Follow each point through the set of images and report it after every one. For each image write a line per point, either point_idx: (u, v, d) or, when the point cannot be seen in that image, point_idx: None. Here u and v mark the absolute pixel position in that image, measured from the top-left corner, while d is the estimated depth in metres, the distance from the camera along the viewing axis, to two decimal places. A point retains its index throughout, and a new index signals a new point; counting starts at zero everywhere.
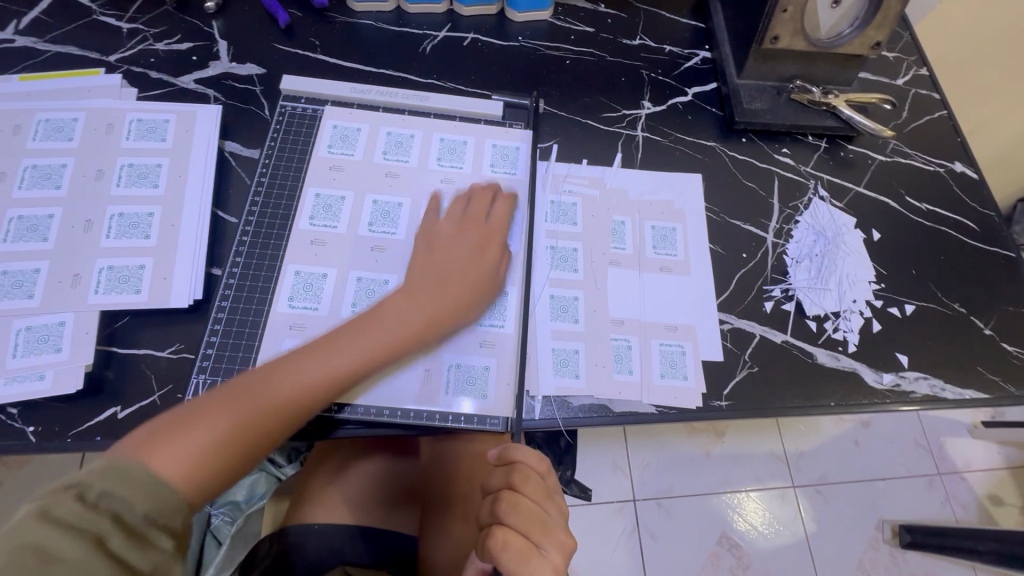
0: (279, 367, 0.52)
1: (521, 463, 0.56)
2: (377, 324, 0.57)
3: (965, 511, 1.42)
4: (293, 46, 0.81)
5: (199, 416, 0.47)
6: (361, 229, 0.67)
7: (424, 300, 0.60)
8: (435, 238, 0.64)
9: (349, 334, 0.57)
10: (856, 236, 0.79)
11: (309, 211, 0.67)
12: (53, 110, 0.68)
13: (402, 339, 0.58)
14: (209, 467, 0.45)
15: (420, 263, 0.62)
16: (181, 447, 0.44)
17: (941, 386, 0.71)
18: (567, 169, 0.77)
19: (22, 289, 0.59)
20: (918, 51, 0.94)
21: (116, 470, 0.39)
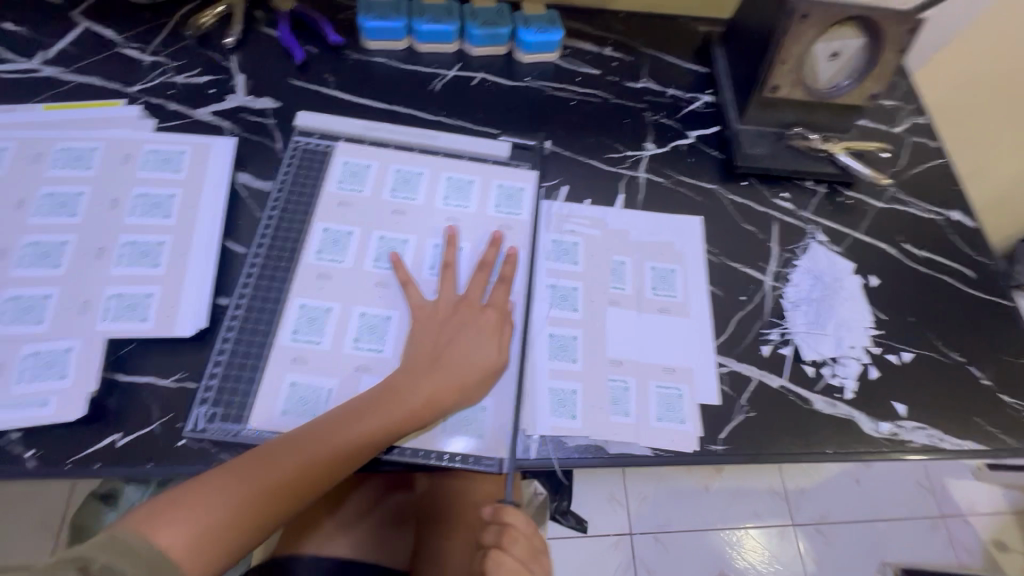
0: (281, 448, 0.55)
1: (513, 526, 0.59)
2: (379, 406, 0.58)
3: (969, 556, 1.39)
4: (308, 81, 0.84)
5: (200, 496, 0.50)
6: (367, 265, 0.69)
7: (424, 381, 0.60)
8: (437, 306, 0.65)
9: (351, 415, 0.57)
10: (854, 281, 0.79)
11: (316, 245, 0.69)
12: (74, 139, 0.71)
13: (401, 422, 0.58)
14: (205, 548, 0.49)
15: (422, 334, 0.64)
16: (181, 526, 0.48)
17: (939, 436, 0.71)
18: (570, 208, 0.78)
19: (32, 314, 0.60)
20: (915, 100, 0.96)
21: (119, 544, 0.45)
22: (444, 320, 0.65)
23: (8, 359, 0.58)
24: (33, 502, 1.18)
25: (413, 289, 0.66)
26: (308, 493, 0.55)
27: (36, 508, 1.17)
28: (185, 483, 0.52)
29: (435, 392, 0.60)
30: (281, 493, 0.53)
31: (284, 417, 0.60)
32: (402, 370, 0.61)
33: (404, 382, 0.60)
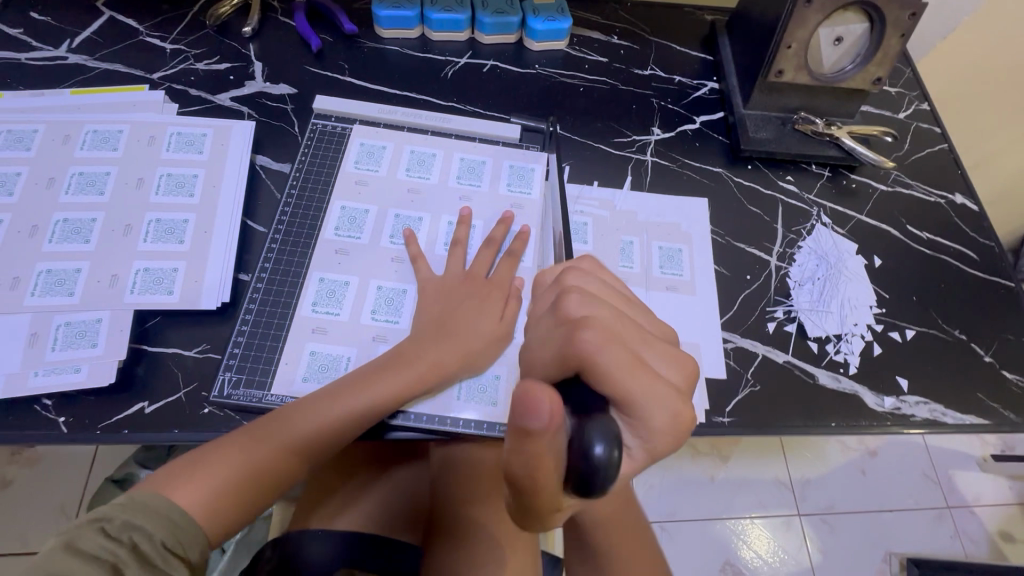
0: (295, 412, 0.57)
1: (566, 282, 0.52)
2: (388, 371, 0.60)
3: (975, 547, 1.39)
4: (324, 68, 0.86)
5: (217, 457, 0.53)
6: (383, 242, 0.71)
7: (432, 348, 0.62)
8: (445, 280, 0.68)
9: (362, 379, 0.59)
10: (858, 261, 0.81)
11: (334, 223, 0.71)
12: (101, 122, 0.73)
13: (412, 387, 0.60)
14: (222, 506, 0.51)
15: (430, 304, 0.66)
16: (199, 485, 0.51)
17: (941, 411, 0.72)
18: (580, 190, 0.81)
19: (64, 286, 0.63)
20: (919, 86, 0.98)
21: (134, 504, 0.46)
22: (451, 293, 0.67)
23: (41, 328, 0.61)
24: (51, 486, 1.21)
25: (422, 264, 0.69)
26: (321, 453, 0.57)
27: (54, 492, 1.20)
28: (203, 445, 0.54)
29: (442, 358, 0.62)
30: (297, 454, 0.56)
31: (304, 384, 0.62)
32: (410, 339, 0.63)
33: (412, 349, 0.62)
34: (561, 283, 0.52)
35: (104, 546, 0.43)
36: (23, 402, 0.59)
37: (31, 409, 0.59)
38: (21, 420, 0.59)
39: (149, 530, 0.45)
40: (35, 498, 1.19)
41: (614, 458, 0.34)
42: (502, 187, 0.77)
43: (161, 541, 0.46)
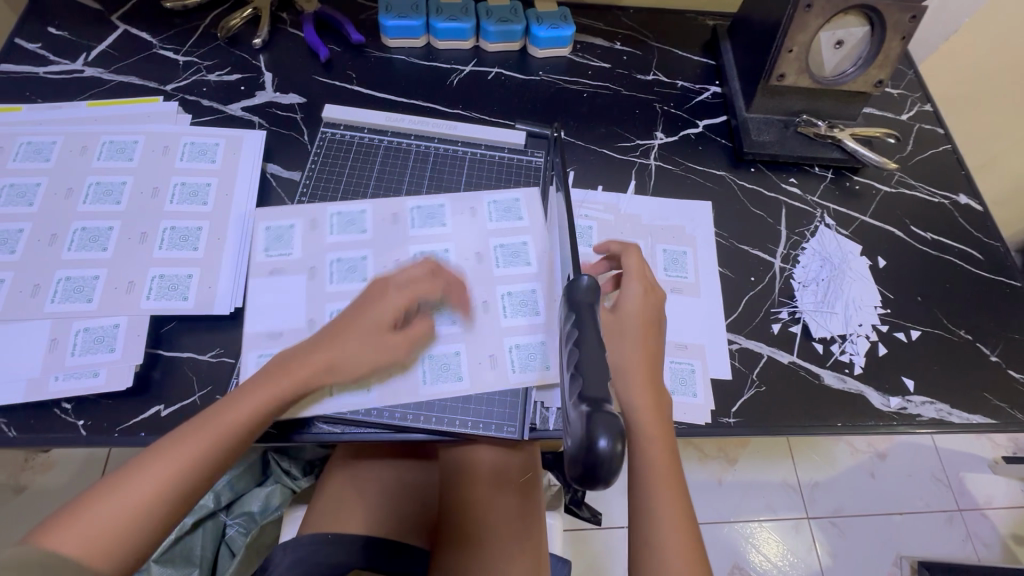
0: (229, 400, 0.54)
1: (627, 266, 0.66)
2: (276, 375, 0.56)
3: (987, 550, 1.38)
4: (332, 78, 0.88)
5: (100, 494, 0.48)
6: (327, 238, 0.72)
7: (370, 321, 0.60)
8: (368, 282, 0.66)
9: (253, 387, 0.55)
10: (862, 262, 0.81)
11: (264, 244, 0.70)
12: (117, 133, 0.75)
13: (350, 357, 0.59)
14: (106, 548, 0.46)
15: (342, 306, 0.63)
16: (82, 526, 0.46)
17: (947, 411, 0.72)
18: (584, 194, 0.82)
19: (82, 293, 0.64)
20: (921, 88, 0.98)
21: (8, 557, 0.44)
22: (361, 293, 0.64)
23: (60, 334, 0.62)
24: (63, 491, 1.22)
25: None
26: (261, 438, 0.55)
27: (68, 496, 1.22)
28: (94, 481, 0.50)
29: (333, 357, 0.58)
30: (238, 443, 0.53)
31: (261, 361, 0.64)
32: (308, 338, 0.60)
33: (346, 322, 0.60)
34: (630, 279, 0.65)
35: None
36: (43, 406, 0.61)
37: (51, 412, 0.61)
38: (41, 423, 0.60)
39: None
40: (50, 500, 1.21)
41: (619, 451, 0.38)
42: (494, 195, 0.78)
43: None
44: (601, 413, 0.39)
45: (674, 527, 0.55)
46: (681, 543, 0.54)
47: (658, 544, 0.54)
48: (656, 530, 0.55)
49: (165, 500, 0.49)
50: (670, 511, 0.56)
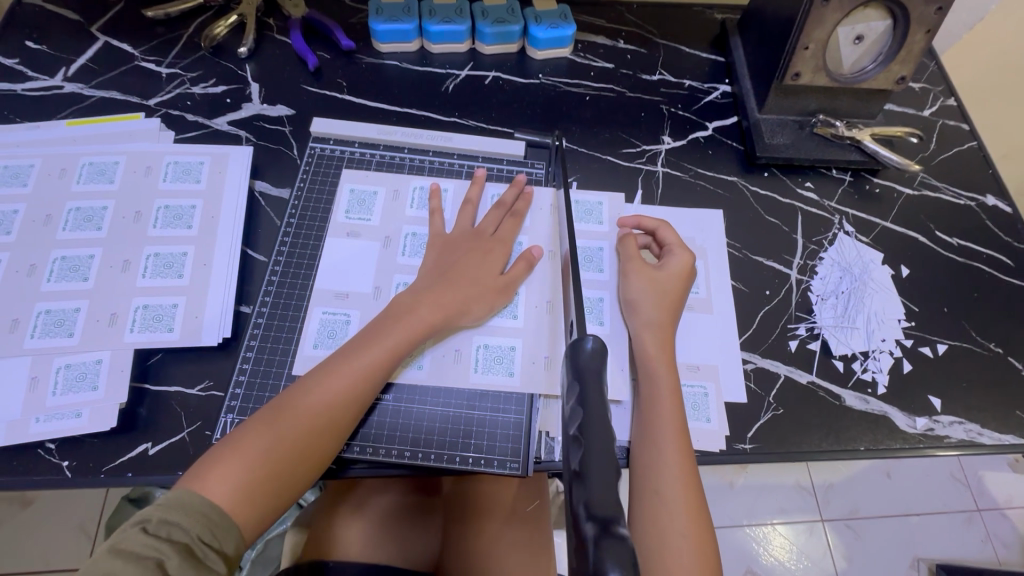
0: (313, 379, 0.56)
1: (670, 262, 0.68)
2: (385, 329, 0.60)
3: (1008, 551, 1.30)
4: (321, 87, 0.84)
5: (239, 447, 0.52)
6: (405, 210, 0.73)
7: (435, 292, 0.62)
8: (454, 235, 0.69)
9: (365, 341, 0.59)
10: (884, 272, 0.77)
11: (345, 205, 0.73)
12: (97, 153, 0.72)
13: (420, 331, 0.60)
14: (251, 500, 0.50)
15: (433, 259, 0.67)
16: (229, 476, 0.50)
17: (978, 431, 0.68)
18: (591, 203, 0.77)
19: (64, 327, 0.62)
20: (944, 81, 0.93)
21: (172, 502, 0.47)
22: (455, 245, 0.68)
23: (41, 371, 0.60)
24: (64, 508, 1.20)
25: (438, 218, 0.71)
26: (351, 414, 0.57)
27: (68, 512, 1.20)
28: (226, 437, 0.53)
29: (441, 306, 0.62)
30: (327, 419, 0.55)
31: (315, 350, 0.64)
32: (412, 290, 0.63)
33: (413, 297, 0.62)
34: (664, 265, 0.68)
35: (148, 546, 0.44)
36: (26, 447, 0.58)
37: (35, 453, 0.58)
38: (23, 464, 0.58)
39: (186, 526, 0.46)
40: (51, 519, 1.19)
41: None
42: (543, 191, 0.76)
43: (198, 535, 0.46)
44: (607, 539, 0.33)
45: (686, 505, 0.52)
46: (690, 522, 0.52)
47: (668, 524, 0.51)
48: (668, 512, 0.52)
49: (291, 454, 0.53)
50: (681, 493, 0.53)
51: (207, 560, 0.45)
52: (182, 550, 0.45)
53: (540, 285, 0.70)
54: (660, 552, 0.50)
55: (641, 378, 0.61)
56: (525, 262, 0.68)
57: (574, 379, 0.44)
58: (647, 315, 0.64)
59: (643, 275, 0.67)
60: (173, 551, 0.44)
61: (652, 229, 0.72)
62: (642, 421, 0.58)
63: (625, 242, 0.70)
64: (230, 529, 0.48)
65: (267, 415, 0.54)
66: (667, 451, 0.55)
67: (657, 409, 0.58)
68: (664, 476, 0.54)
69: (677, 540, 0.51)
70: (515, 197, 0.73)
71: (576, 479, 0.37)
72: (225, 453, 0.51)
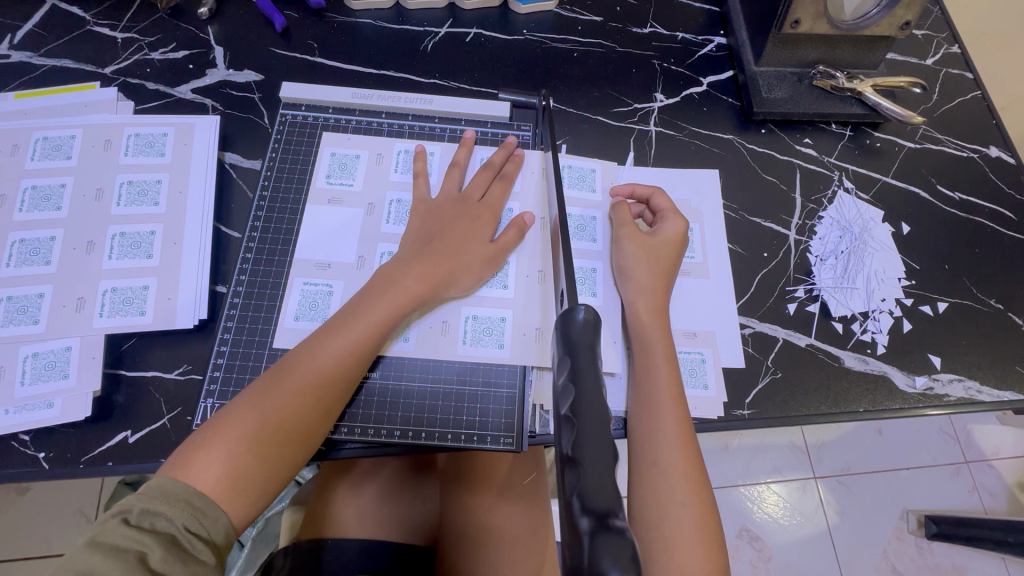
0: (295, 358, 0.54)
1: (665, 223, 0.65)
2: (369, 303, 0.56)
3: (994, 501, 1.33)
4: (291, 49, 0.78)
5: (222, 432, 0.50)
6: (389, 174, 0.69)
7: (417, 261, 0.59)
8: (440, 201, 0.65)
9: (349, 316, 0.56)
10: (884, 229, 0.74)
11: (325, 169, 0.69)
12: (51, 127, 0.67)
13: (405, 303, 0.57)
14: (238, 485, 0.48)
15: (416, 227, 0.63)
16: (211, 462, 0.48)
17: (977, 389, 0.67)
18: (584, 169, 0.73)
19: (28, 314, 0.58)
20: (949, 27, 0.88)
21: (153, 490, 0.45)
22: (441, 211, 0.64)
23: (7, 361, 0.57)
24: (59, 496, 1.18)
25: (423, 182, 0.67)
26: (336, 393, 0.54)
27: (65, 498, 1.18)
28: (207, 422, 0.51)
29: (427, 277, 0.59)
30: (310, 398, 0.52)
31: (296, 322, 0.62)
32: (396, 260, 0.60)
33: (396, 268, 0.59)
34: (660, 227, 0.65)
35: (130, 539, 0.42)
36: None
37: (9, 446, 0.56)
38: None
39: (170, 515, 0.44)
40: (45, 508, 1.17)
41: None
42: (530, 152, 0.72)
43: (185, 525, 0.45)
44: (603, 536, 0.31)
45: (685, 472, 0.51)
46: (691, 490, 0.51)
47: (667, 491, 0.50)
48: (667, 480, 0.51)
49: (277, 437, 0.51)
50: (679, 463, 0.52)
51: (194, 551, 0.44)
52: (166, 543, 0.43)
53: (529, 255, 0.67)
54: (661, 520, 0.49)
55: (636, 352, 0.58)
56: (515, 228, 0.65)
57: (566, 354, 0.41)
58: (639, 279, 0.62)
59: (636, 240, 0.64)
60: (156, 543, 0.43)
61: (646, 197, 0.69)
62: (641, 390, 0.56)
63: (619, 207, 0.66)
64: (217, 517, 0.46)
65: (248, 398, 0.51)
66: (665, 421, 0.53)
67: (652, 381, 0.56)
68: (663, 446, 0.52)
69: (676, 508, 0.50)
70: (504, 159, 0.70)
71: (570, 467, 0.35)
72: (206, 439, 0.49)
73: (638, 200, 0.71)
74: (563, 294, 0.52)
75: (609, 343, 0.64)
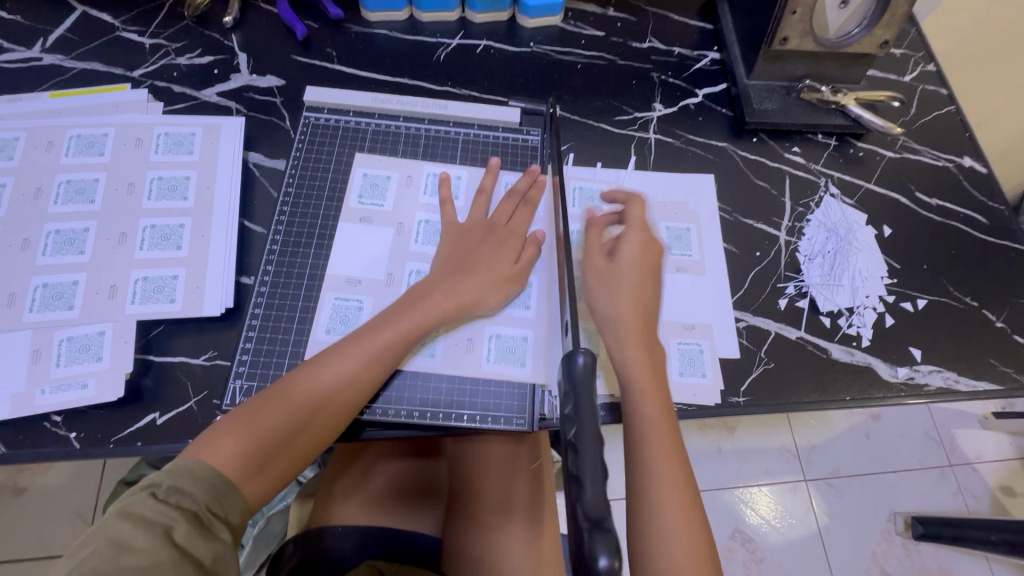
0: (325, 362, 0.58)
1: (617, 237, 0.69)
2: (402, 314, 0.61)
3: (976, 502, 1.38)
4: (311, 57, 0.83)
5: (252, 417, 0.53)
6: (418, 197, 0.73)
7: (448, 280, 0.64)
8: (467, 225, 0.70)
9: (380, 327, 0.60)
10: (867, 232, 0.80)
11: (358, 190, 0.72)
12: (84, 126, 0.71)
13: (432, 319, 0.62)
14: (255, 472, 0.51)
15: (447, 253, 0.68)
16: (234, 446, 0.51)
17: (954, 379, 0.72)
18: (594, 190, 0.77)
19: (63, 300, 0.61)
20: (925, 47, 0.95)
21: (181, 469, 0.48)
22: (469, 235, 0.69)
23: (43, 345, 0.59)
24: (61, 495, 1.19)
25: (450, 208, 0.71)
26: (357, 400, 0.58)
27: (67, 498, 1.19)
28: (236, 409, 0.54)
29: (456, 295, 0.64)
30: (331, 399, 0.56)
31: (328, 336, 0.64)
32: (428, 279, 0.65)
33: (428, 287, 0.64)
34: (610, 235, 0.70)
35: (156, 511, 0.44)
36: (32, 421, 0.58)
37: (41, 426, 0.58)
38: (30, 437, 0.58)
39: (194, 494, 0.47)
40: (48, 507, 1.18)
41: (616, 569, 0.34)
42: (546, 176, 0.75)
43: (206, 505, 0.47)
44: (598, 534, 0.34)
45: (679, 507, 0.54)
46: (682, 518, 0.54)
47: (660, 523, 0.54)
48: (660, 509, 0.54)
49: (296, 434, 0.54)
50: (671, 495, 0.55)
51: (212, 527, 0.46)
52: (189, 517, 0.45)
53: (540, 262, 0.71)
54: (659, 556, 0.53)
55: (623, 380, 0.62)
56: (533, 246, 0.69)
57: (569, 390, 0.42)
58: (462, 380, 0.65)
59: (600, 271, 0.67)
60: (181, 517, 0.45)
61: (619, 213, 0.72)
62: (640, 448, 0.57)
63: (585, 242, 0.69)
64: (237, 498, 0.49)
65: (277, 390, 0.55)
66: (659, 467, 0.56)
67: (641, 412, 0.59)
68: (657, 478, 0.56)
69: (670, 532, 0.53)
70: (528, 185, 0.74)
71: (574, 484, 0.36)
72: (233, 425, 0.52)
73: (615, 215, 0.73)
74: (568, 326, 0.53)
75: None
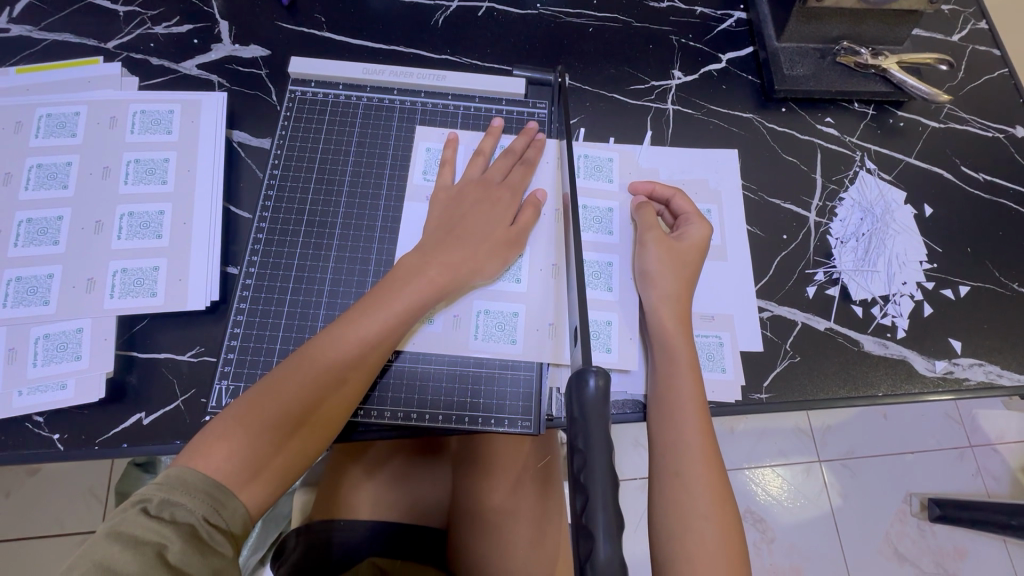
0: (318, 346, 0.53)
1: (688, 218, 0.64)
2: (398, 289, 0.55)
3: (998, 485, 1.33)
4: (298, 24, 0.76)
5: (245, 416, 0.49)
6: None
7: (441, 252, 0.58)
8: (461, 187, 0.64)
9: (374, 304, 0.55)
10: (906, 212, 0.73)
11: (421, 166, 0.68)
12: (55, 104, 0.66)
13: (430, 293, 0.56)
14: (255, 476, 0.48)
15: (438, 215, 0.62)
16: (228, 451, 0.47)
17: (997, 373, 0.67)
18: (601, 158, 0.72)
19: (37, 295, 0.58)
20: (976, 2, 0.85)
21: (172, 479, 0.44)
22: (463, 199, 0.63)
23: (19, 342, 0.56)
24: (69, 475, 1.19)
25: (448, 170, 0.66)
26: (358, 382, 0.54)
27: (75, 478, 1.19)
28: (225, 409, 0.50)
29: (450, 269, 0.57)
30: (329, 385, 0.52)
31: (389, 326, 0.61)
32: (420, 249, 0.59)
33: (420, 259, 0.58)
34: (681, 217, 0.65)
35: (150, 530, 0.41)
36: (13, 422, 0.56)
37: (23, 427, 0.55)
38: (12, 439, 0.55)
39: (190, 505, 0.44)
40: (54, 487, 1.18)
41: None
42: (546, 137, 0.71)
43: (204, 517, 0.44)
44: None
45: (707, 487, 0.51)
46: (714, 504, 0.51)
47: (690, 507, 0.51)
48: (687, 491, 0.51)
49: (296, 427, 0.50)
50: (702, 478, 0.52)
51: (212, 541, 0.43)
52: (185, 534, 0.42)
53: (542, 249, 0.66)
54: (682, 541, 0.50)
55: (658, 358, 0.59)
56: (532, 207, 0.64)
57: (576, 418, 0.37)
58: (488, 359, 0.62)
59: (662, 245, 0.62)
60: (176, 534, 0.42)
61: (665, 199, 0.68)
62: (664, 428, 0.55)
63: (643, 213, 0.65)
64: (234, 509, 0.46)
65: (269, 383, 0.51)
66: (688, 448, 0.53)
67: (675, 391, 0.56)
68: (686, 458, 0.52)
69: (699, 521, 0.50)
70: (525, 146, 0.68)
71: (584, 537, 0.33)
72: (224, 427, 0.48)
73: (659, 202, 0.69)
74: (575, 332, 0.47)
75: (625, 338, 0.64)
